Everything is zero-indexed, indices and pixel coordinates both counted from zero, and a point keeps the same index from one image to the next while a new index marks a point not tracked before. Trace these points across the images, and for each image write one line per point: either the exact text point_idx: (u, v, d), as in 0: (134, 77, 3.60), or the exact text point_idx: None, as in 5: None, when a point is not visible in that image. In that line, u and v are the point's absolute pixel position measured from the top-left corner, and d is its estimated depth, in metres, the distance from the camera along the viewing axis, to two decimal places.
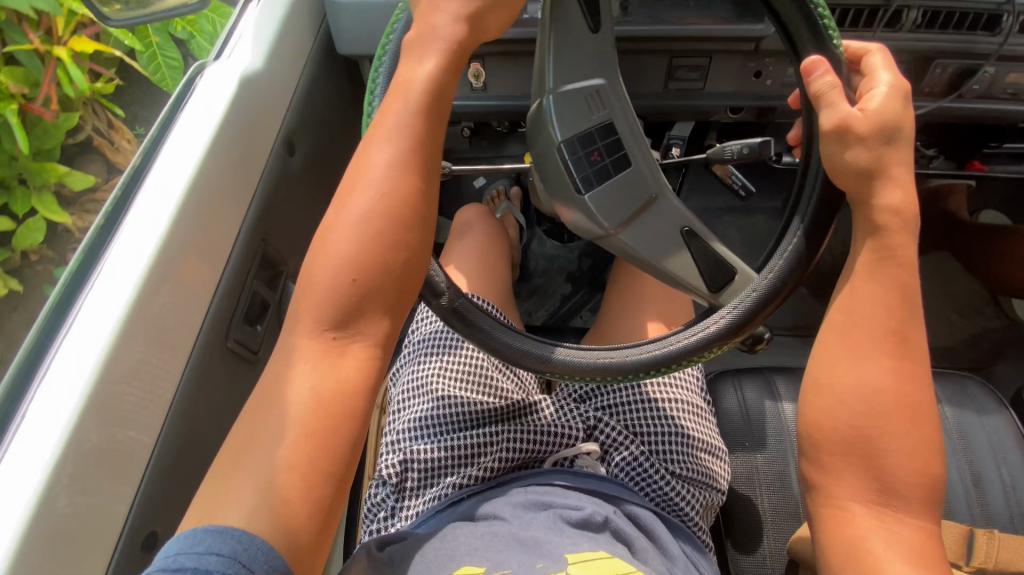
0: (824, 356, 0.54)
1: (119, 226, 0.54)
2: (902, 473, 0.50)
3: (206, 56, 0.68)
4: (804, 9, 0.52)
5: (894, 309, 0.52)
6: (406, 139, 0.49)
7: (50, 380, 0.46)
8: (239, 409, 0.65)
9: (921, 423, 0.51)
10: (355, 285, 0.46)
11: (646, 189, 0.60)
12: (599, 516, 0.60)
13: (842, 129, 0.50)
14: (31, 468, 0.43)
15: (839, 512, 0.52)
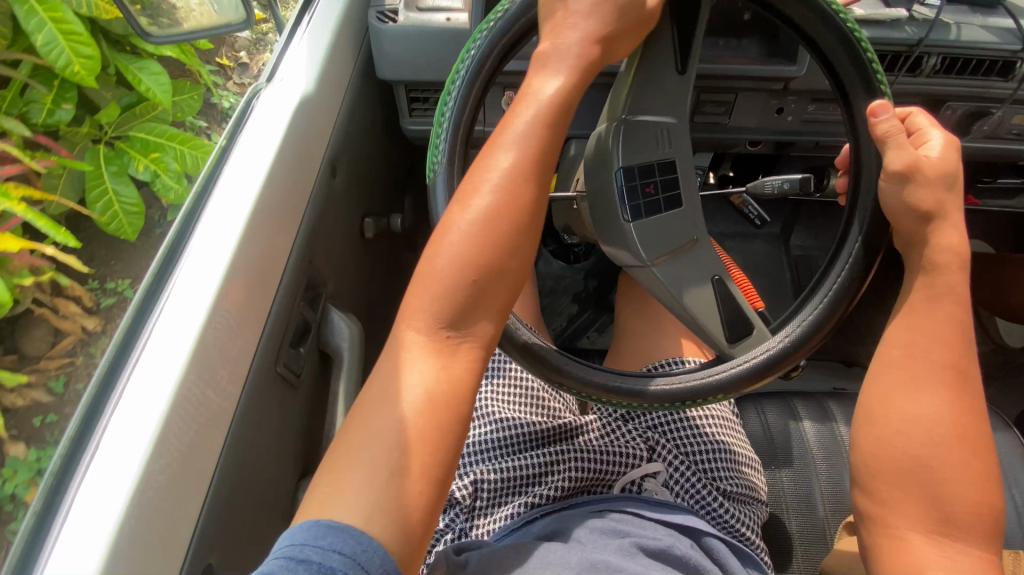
0: (882, 386, 0.59)
1: (183, 253, 0.54)
2: (962, 503, 0.54)
3: (256, 79, 0.68)
4: (861, 66, 0.56)
5: (952, 346, 0.56)
6: (530, 148, 0.53)
7: (123, 409, 0.45)
8: (285, 435, 0.64)
9: (976, 454, 0.56)
10: (473, 285, 0.51)
11: (691, 231, 0.62)
12: (678, 549, 0.61)
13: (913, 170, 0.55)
14: (108, 502, 0.42)
15: (896, 540, 0.56)
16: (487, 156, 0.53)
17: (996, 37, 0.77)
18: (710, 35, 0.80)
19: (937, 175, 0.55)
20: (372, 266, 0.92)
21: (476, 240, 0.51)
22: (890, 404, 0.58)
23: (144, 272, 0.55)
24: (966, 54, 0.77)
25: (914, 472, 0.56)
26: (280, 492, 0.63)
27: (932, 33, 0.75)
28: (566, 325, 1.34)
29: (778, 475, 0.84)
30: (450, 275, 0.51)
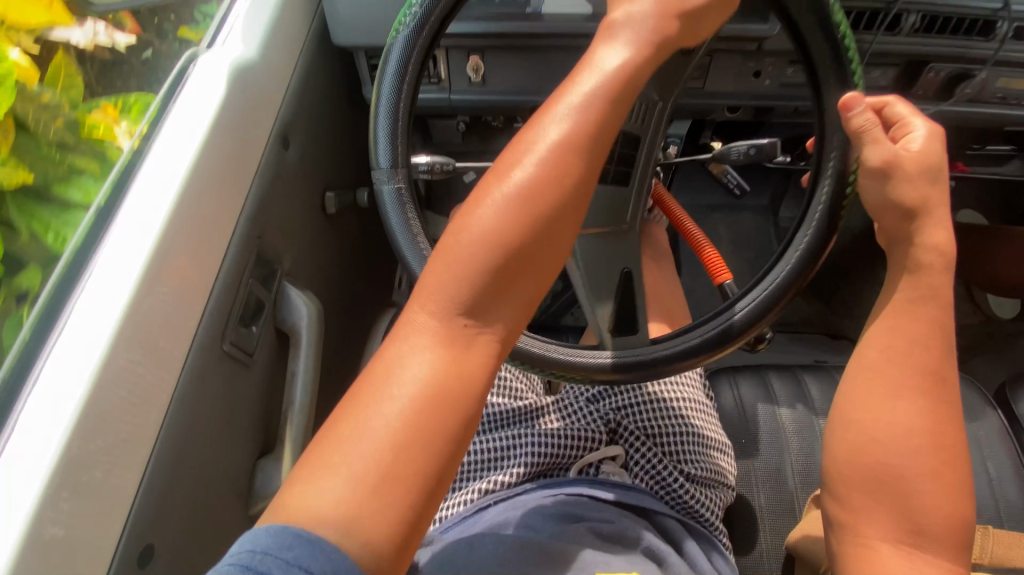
0: (859, 390, 0.57)
1: (110, 227, 0.52)
2: (933, 515, 0.52)
3: (196, 46, 0.65)
4: (833, 46, 0.53)
5: (931, 349, 0.54)
6: (585, 124, 0.50)
7: (43, 387, 0.44)
8: (236, 414, 0.63)
9: (950, 466, 0.53)
10: (502, 265, 0.48)
11: (621, 216, 0.63)
12: (631, 531, 0.59)
13: (890, 165, 0.52)
14: (24, 481, 0.40)
15: (864, 549, 0.53)
16: (550, 120, 0.50)
17: None
18: None
19: (918, 168, 0.52)
20: (338, 242, 0.90)
21: (522, 215, 0.48)
22: (865, 409, 0.56)
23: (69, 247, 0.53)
24: (944, 13, 0.74)
25: (884, 482, 0.53)
26: (232, 470, 0.63)
27: None
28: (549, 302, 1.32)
29: (749, 450, 0.83)
30: (480, 246, 0.48)
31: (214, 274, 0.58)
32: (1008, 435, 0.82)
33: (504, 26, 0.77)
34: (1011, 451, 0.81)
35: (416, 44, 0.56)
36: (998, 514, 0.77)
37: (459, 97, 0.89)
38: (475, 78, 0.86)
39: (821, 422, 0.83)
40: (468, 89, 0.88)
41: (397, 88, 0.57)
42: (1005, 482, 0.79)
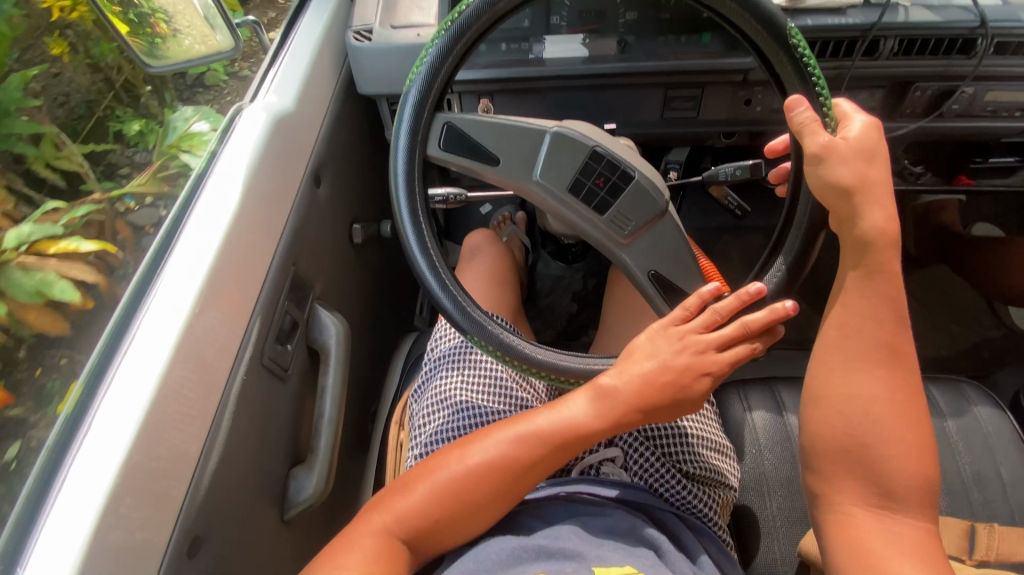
0: (822, 366, 0.60)
1: (169, 258, 0.60)
2: (898, 477, 0.57)
3: (241, 100, 0.75)
4: (788, 52, 0.56)
5: (885, 322, 0.58)
6: (569, 422, 0.62)
7: (113, 396, 0.51)
8: (274, 423, 0.70)
9: (913, 428, 0.58)
10: (470, 492, 0.61)
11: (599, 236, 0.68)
12: (627, 522, 0.64)
13: (826, 150, 0.55)
14: (96, 479, 0.47)
15: (843, 517, 0.59)
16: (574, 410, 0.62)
17: (945, 17, 0.78)
18: (668, 33, 0.84)
19: (850, 151, 0.55)
20: (364, 270, 0.98)
21: (536, 453, 0.61)
22: (824, 387, 0.60)
23: (135, 275, 0.61)
24: (920, 35, 0.79)
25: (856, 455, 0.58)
26: (270, 476, 0.69)
27: (883, 17, 0.77)
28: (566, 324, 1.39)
29: (761, 460, 0.84)
30: (507, 451, 0.62)
31: (256, 298, 0.66)
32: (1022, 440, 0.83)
33: (510, 69, 0.85)
34: None
35: (435, 78, 0.62)
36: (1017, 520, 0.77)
37: None
38: None
39: None
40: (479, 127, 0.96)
41: (418, 107, 0.63)
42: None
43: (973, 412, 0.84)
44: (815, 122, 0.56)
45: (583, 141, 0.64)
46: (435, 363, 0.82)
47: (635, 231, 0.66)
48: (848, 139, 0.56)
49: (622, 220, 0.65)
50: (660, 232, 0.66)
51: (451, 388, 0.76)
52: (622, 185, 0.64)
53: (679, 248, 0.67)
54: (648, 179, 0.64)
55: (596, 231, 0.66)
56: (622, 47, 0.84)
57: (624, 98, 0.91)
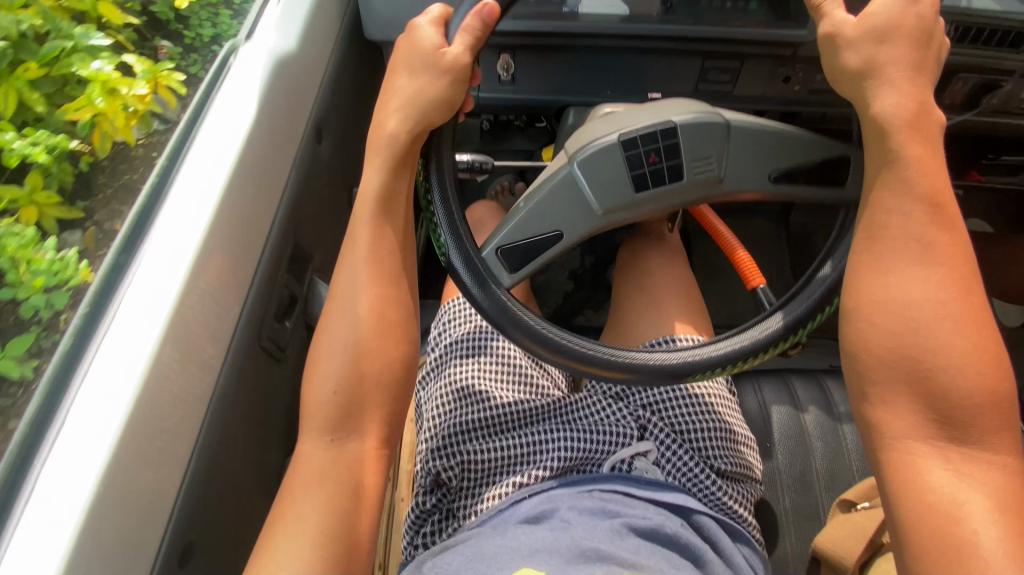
0: (859, 284, 0.53)
1: (157, 219, 0.51)
2: (965, 394, 0.48)
3: (233, 37, 0.65)
4: None
5: (924, 220, 0.51)
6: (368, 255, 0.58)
7: (93, 387, 0.43)
8: (271, 410, 0.62)
9: (982, 326, 0.50)
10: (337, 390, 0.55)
11: (704, 183, 0.60)
12: (667, 527, 0.59)
13: (832, 35, 0.54)
14: (74, 487, 0.39)
15: (906, 455, 0.50)
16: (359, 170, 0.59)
17: (1004, 6, 0.73)
18: None
19: (861, 32, 0.53)
20: None
21: (379, 227, 0.59)
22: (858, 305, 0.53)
23: (115, 238, 0.52)
24: (979, 20, 0.74)
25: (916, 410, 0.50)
26: (266, 468, 0.62)
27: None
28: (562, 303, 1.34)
29: (773, 454, 0.83)
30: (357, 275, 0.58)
31: (253, 269, 0.57)
32: None
33: (540, 23, 0.76)
34: None
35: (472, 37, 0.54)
36: None
37: (487, 95, 0.89)
38: (504, 75, 0.86)
39: (846, 428, 0.83)
40: (497, 87, 0.88)
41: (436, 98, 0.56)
42: None
43: None
44: (833, 2, 0.54)
45: (607, 139, 0.59)
46: (447, 348, 0.75)
47: (724, 163, 0.60)
48: (864, 19, 0.53)
49: (704, 162, 0.59)
50: (746, 140, 0.60)
51: (463, 378, 0.70)
52: (676, 142, 0.58)
53: (791, 143, 0.61)
54: (689, 115, 0.59)
55: (698, 192, 0.60)
56: (666, 8, 0.76)
57: (660, 65, 0.84)
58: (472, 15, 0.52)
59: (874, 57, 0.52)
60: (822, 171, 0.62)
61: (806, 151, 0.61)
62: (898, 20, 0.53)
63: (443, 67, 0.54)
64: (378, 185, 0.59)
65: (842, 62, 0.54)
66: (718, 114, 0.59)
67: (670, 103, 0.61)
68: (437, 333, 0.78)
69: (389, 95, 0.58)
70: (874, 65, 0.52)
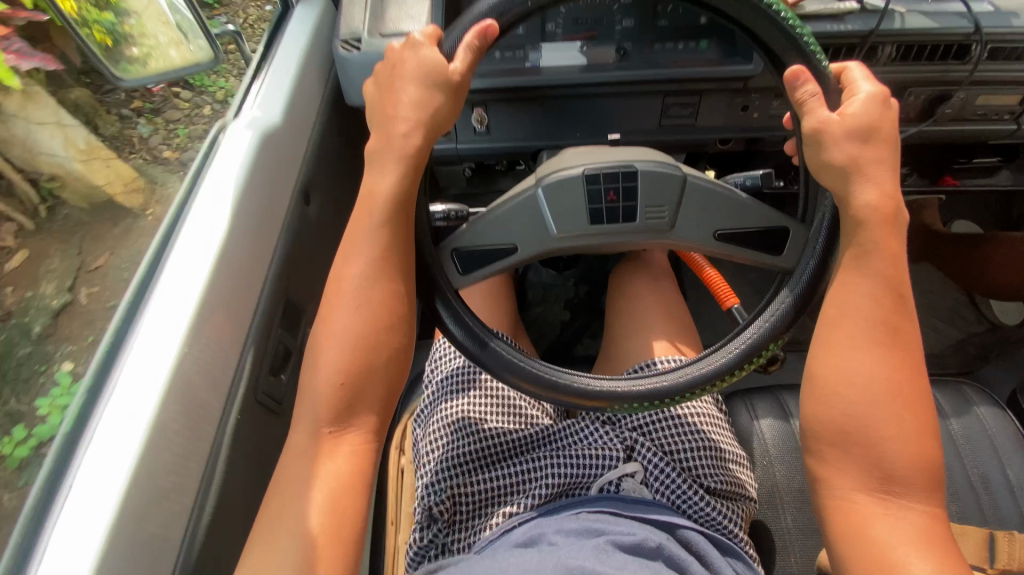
0: (823, 346, 0.56)
1: (150, 296, 0.56)
2: (901, 461, 0.52)
3: (223, 117, 0.71)
4: (782, 29, 0.55)
5: (883, 302, 0.54)
6: (377, 257, 0.58)
7: (97, 449, 0.47)
8: (270, 462, 0.65)
9: (917, 407, 0.54)
10: (342, 388, 0.57)
11: (659, 223, 0.61)
12: (651, 541, 0.59)
13: (819, 131, 0.54)
14: (84, 544, 0.44)
15: (843, 506, 0.55)
16: (371, 176, 0.59)
17: (939, 23, 0.78)
18: (667, 40, 0.82)
19: (845, 132, 0.54)
20: None
21: (390, 222, 0.58)
22: (818, 373, 0.56)
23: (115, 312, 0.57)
24: (919, 40, 0.78)
25: (853, 438, 0.54)
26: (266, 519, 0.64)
27: (881, 24, 0.76)
28: (559, 333, 1.37)
29: (771, 472, 0.83)
30: (367, 266, 0.58)
31: (247, 327, 0.61)
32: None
33: (507, 79, 0.82)
34: None
35: None
36: None
37: (465, 146, 0.95)
38: (479, 127, 0.92)
39: None
40: (473, 137, 0.93)
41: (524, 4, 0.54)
42: None
43: (977, 414, 0.85)
44: (817, 98, 0.55)
45: (572, 172, 0.60)
46: (439, 383, 0.78)
47: (676, 212, 0.61)
48: (845, 116, 0.54)
49: (657, 211, 0.61)
50: (697, 196, 0.62)
51: (454, 411, 0.72)
52: (635, 190, 0.60)
53: (740, 203, 0.62)
54: (648, 163, 0.61)
55: (643, 237, 0.62)
56: (622, 54, 0.82)
57: (623, 105, 0.89)
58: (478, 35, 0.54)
59: (858, 156, 0.53)
60: (766, 236, 0.62)
61: (753, 217, 0.62)
62: (877, 121, 0.55)
63: (453, 85, 0.57)
64: (391, 193, 0.58)
65: (824, 159, 0.55)
66: (679, 168, 0.62)
67: (641, 149, 0.63)
68: (430, 371, 0.81)
69: (395, 87, 0.59)
70: (857, 164, 0.54)
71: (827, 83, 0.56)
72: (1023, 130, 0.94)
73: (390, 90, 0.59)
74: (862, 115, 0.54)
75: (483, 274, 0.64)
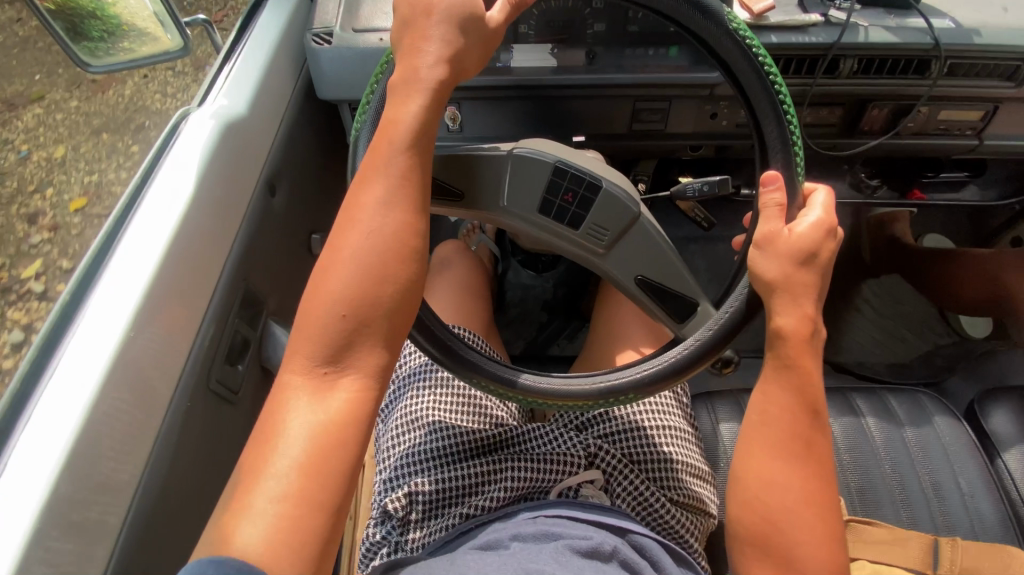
0: (750, 449, 0.60)
1: (101, 276, 0.55)
2: (813, 562, 0.55)
3: (189, 104, 0.71)
4: (773, 105, 0.57)
5: (799, 416, 0.58)
6: (395, 179, 0.55)
7: (35, 426, 0.47)
8: (221, 450, 0.65)
9: (826, 518, 0.57)
10: (345, 320, 0.51)
11: (596, 243, 0.64)
12: (607, 544, 0.58)
13: (767, 239, 0.57)
14: (18, 515, 0.43)
15: None
16: (394, 100, 0.57)
17: (903, 37, 0.79)
18: (636, 45, 0.83)
19: (787, 249, 0.56)
20: None
21: (409, 152, 0.56)
22: (744, 477, 0.60)
23: (57, 300, 0.55)
24: (880, 55, 0.80)
25: (771, 538, 0.57)
26: (215, 505, 0.64)
27: (843, 37, 0.78)
28: (535, 334, 1.38)
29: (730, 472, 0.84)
30: (387, 192, 0.55)
31: (201, 315, 0.61)
32: (977, 449, 0.85)
33: (479, 79, 0.83)
34: (981, 464, 0.84)
35: None
36: (974, 529, 0.79)
37: (438, 144, 0.95)
38: (452, 125, 0.92)
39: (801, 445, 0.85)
40: (445, 136, 0.93)
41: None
42: (978, 496, 0.81)
43: (931, 421, 0.87)
44: (776, 206, 0.57)
45: (544, 158, 0.62)
46: (405, 381, 0.78)
47: (615, 240, 0.64)
48: (793, 232, 0.56)
49: (600, 232, 0.63)
50: (640, 236, 0.64)
51: (420, 410, 0.73)
52: (590, 198, 0.62)
53: (669, 263, 0.65)
54: (615, 185, 0.62)
55: (575, 251, 0.65)
56: (591, 58, 0.83)
57: (594, 108, 0.90)
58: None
59: (789, 274, 0.56)
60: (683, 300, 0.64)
61: (679, 281, 0.64)
62: (819, 245, 0.57)
63: (486, 34, 0.59)
64: (411, 120, 0.56)
65: (759, 264, 0.57)
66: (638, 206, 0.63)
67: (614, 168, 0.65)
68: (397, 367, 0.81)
69: (429, 20, 0.57)
70: (790, 281, 0.56)
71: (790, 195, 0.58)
72: (985, 146, 0.96)
73: (421, 22, 0.57)
74: (805, 234, 0.56)
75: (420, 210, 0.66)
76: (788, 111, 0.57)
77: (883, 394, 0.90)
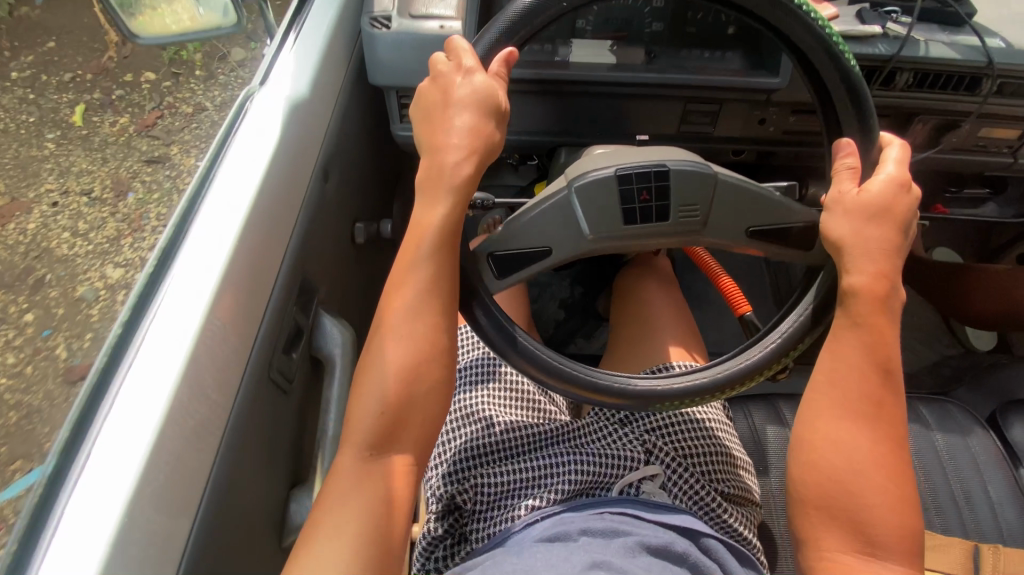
0: (813, 410, 0.60)
1: (176, 258, 0.53)
2: (882, 524, 0.55)
3: (249, 83, 0.68)
4: (847, 83, 0.60)
5: (869, 376, 0.58)
6: (427, 277, 0.59)
7: (118, 411, 0.45)
8: (278, 441, 0.63)
9: (898, 480, 0.56)
10: (385, 416, 0.56)
11: (690, 222, 0.62)
12: (676, 546, 0.60)
13: (834, 202, 0.60)
14: (108, 504, 0.41)
15: (830, 563, 0.56)
16: (423, 204, 0.61)
17: (960, 54, 0.80)
18: (693, 47, 0.83)
19: (858, 207, 0.58)
20: (362, 273, 0.92)
21: (438, 250, 0.59)
22: (808, 440, 0.60)
23: (129, 292, 0.53)
24: (936, 69, 0.81)
25: (838, 501, 0.56)
26: (271, 497, 0.62)
27: (903, 50, 0.79)
28: (553, 331, 1.36)
29: (769, 476, 0.84)
30: (418, 293, 0.59)
31: (267, 299, 0.60)
32: (1003, 459, 0.87)
33: (536, 72, 0.82)
34: (1007, 474, 0.85)
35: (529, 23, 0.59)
36: (1003, 536, 0.81)
37: None
38: None
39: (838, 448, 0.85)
40: None
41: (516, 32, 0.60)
42: (1006, 505, 0.83)
43: (960, 430, 0.89)
44: (849, 170, 0.60)
45: (605, 174, 0.61)
46: (456, 375, 0.77)
47: (709, 214, 0.62)
48: (864, 193, 0.59)
49: (689, 211, 0.62)
50: (729, 197, 0.63)
51: (474, 406, 0.73)
52: (665, 185, 0.60)
53: (770, 204, 0.64)
54: (681, 162, 0.61)
55: (677, 238, 0.63)
56: (650, 57, 0.83)
57: (645, 107, 0.89)
58: (502, 62, 0.60)
59: (859, 232, 0.58)
60: (793, 232, 0.65)
61: (784, 216, 0.64)
62: (891, 203, 0.59)
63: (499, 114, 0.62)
64: (440, 222, 0.59)
65: (829, 227, 0.60)
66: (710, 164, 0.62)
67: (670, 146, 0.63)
68: None
69: (448, 111, 0.60)
70: (859, 238, 0.58)
71: (861, 159, 0.62)
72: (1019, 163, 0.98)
73: (443, 115, 0.61)
74: (877, 207, 0.58)
75: (517, 278, 0.65)
76: (861, 83, 0.60)
77: (914, 403, 0.92)
